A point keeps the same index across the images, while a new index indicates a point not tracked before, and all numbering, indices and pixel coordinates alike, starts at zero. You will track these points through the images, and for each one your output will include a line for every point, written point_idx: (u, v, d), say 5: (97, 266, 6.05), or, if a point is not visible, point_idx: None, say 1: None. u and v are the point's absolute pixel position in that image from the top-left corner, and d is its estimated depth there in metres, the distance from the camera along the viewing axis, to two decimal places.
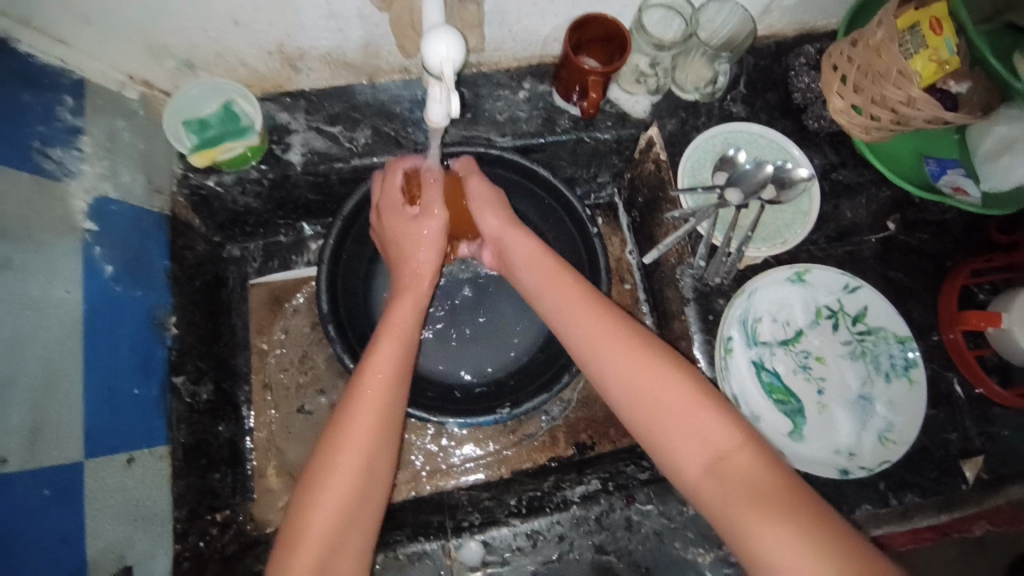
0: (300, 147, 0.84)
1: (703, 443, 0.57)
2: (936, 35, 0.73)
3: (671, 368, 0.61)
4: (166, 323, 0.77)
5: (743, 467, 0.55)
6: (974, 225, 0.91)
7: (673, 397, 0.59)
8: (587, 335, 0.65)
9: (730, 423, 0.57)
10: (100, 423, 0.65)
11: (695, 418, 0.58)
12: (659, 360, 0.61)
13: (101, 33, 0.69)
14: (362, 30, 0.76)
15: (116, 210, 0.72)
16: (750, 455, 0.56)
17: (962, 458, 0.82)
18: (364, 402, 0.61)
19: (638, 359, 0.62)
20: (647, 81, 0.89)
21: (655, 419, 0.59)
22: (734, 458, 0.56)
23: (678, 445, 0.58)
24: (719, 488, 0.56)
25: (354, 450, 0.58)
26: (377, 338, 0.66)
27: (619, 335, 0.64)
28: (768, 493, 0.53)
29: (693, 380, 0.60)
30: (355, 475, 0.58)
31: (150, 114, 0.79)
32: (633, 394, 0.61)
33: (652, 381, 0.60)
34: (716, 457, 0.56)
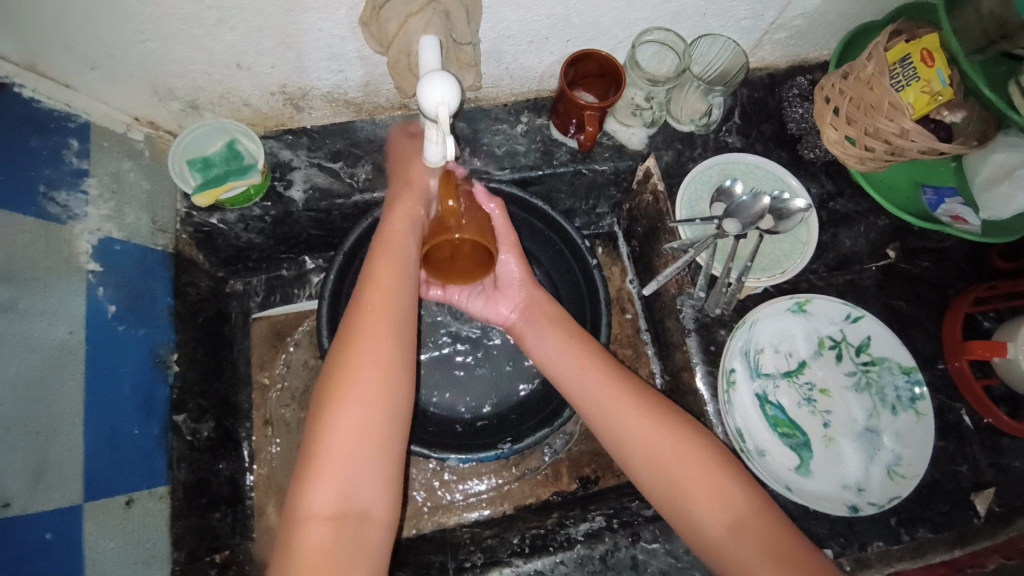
0: (302, 184, 0.85)
1: (707, 498, 0.58)
2: (927, 67, 0.74)
3: (672, 422, 0.63)
4: (168, 362, 0.77)
5: (748, 522, 0.57)
6: (974, 253, 0.91)
7: (673, 450, 0.60)
8: (588, 393, 0.67)
9: (733, 479, 0.59)
10: (100, 465, 0.65)
11: (697, 472, 0.59)
12: (658, 415, 0.63)
13: (108, 76, 0.70)
14: (363, 70, 0.78)
15: (119, 249, 0.72)
16: (751, 511, 0.57)
17: (974, 491, 0.80)
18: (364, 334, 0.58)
19: (640, 414, 0.63)
20: (642, 114, 0.90)
21: (658, 473, 0.60)
22: (752, 517, 0.57)
23: (697, 502, 0.58)
24: (725, 543, 0.56)
25: (370, 367, 0.56)
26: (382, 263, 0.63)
27: (627, 388, 0.66)
28: (770, 546, 0.55)
29: (690, 433, 0.62)
30: (370, 392, 0.56)
31: (155, 155, 0.81)
32: (634, 447, 0.62)
33: (653, 437, 0.62)
34: (728, 514, 0.57)
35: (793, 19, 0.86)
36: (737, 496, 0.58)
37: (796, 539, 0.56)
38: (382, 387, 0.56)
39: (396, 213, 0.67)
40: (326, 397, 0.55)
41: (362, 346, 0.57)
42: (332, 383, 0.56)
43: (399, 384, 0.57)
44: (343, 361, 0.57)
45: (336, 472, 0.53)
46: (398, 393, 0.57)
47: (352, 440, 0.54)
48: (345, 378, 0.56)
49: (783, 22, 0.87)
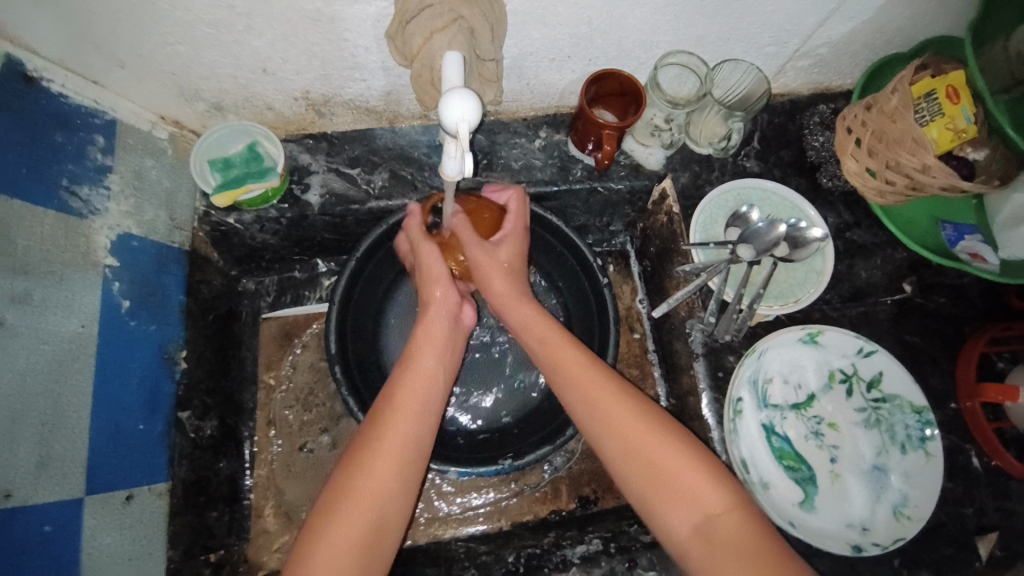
0: (318, 188, 0.86)
1: (675, 498, 0.57)
2: (952, 104, 0.74)
3: (642, 417, 0.62)
4: (176, 358, 0.78)
5: (719, 521, 0.55)
6: (991, 291, 0.89)
7: (642, 443, 0.60)
8: (569, 386, 0.66)
9: (701, 476, 0.57)
10: (102, 459, 0.66)
11: (664, 469, 0.58)
12: (629, 410, 0.62)
13: (135, 76, 0.72)
14: (385, 80, 0.78)
15: (137, 246, 0.74)
16: (721, 509, 0.56)
17: (977, 534, 0.78)
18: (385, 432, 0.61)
19: (613, 407, 0.62)
20: (661, 134, 0.89)
21: (630, 469, 0.60)
22: (723, 518, 0.55)
23: (665, 504, 0.57)
24: (692, 542, 0.56)
25: (396, 453, 0.60)
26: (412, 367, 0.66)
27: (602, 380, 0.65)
28: (736, 548, 0.53)
29: (662, 428, 0.61)
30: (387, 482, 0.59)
31: (177, 153, 0.82)
32: (609, 441, 0.61)
33: (624, 432, 0.61)
34: (694, 515, 0.56)
35: (817, 47, 0.86)
36: (706, 497, 0.56)
37: (766, 536, 0.54)
38: (399, 467, 0.59)
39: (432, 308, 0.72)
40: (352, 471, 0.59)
41: (393, 430, 0.61)
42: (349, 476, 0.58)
43: (414, 470, 0.61)
44: (371, 440, 0.60)
45: (343, 544, 0.55)
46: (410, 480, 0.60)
47: (363, 518, 0.56)
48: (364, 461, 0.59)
49: (808, 50, 0.87)
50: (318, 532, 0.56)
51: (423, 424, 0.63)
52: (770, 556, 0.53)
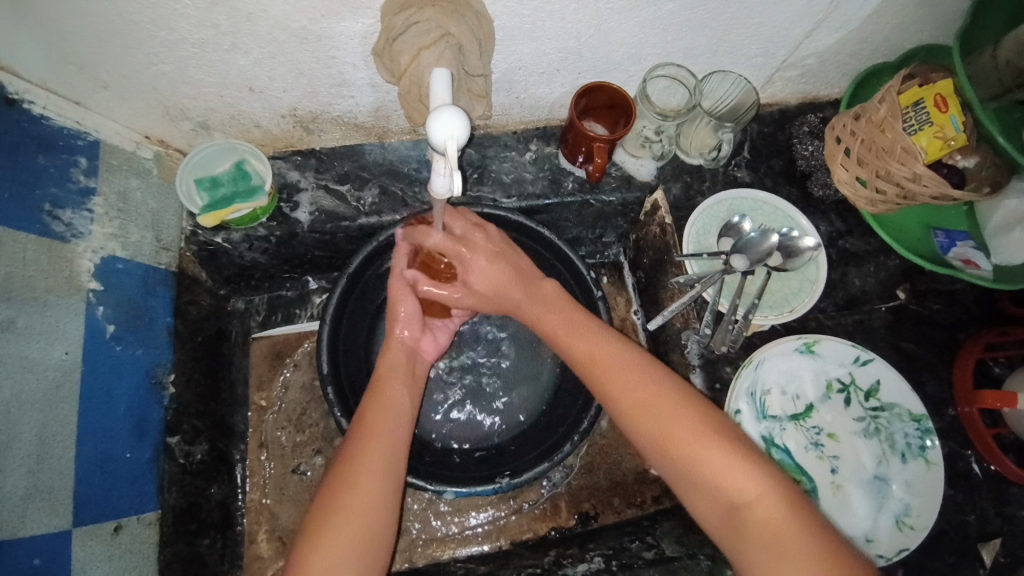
0: (308, 206, 0.85)
1: (706, 485, 0.57)
2: (941, 112, 0.74)
3: (677, 402, 0.61)
4: (164, 383, 0.76)
5: (749, 499, 0.55)
6: (985, 295, 0.89)
7: (674, 431, 0.59)
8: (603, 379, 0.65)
9: (734, 460, 0.57)
10: (89, 489, 0.64)
11: (698, 455, 0.58)
12: (663, 396, 0.61)
13: (119, 96, 0.71)
14: (374, 96, 0.78)
15: (121, 268, 0.72)
16: (756, 493, 0.55)
17: (981, 542, 0.78)
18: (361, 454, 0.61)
19: (645, 395, 0.62)
20: (652, 146, 0.90)
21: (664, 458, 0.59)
22: (751, 499, 0.55)
23: (694, 489, 0.58)
24: (726, 528, 0.56)
25: (374, 469, 0.60)
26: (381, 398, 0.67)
27: (631, 368, 0.65)
28: (770, 534, 0.53)
29: (698, 413, 0.60)
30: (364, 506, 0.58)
31: (163, 173, 0.81)
32: (643, 430, 0.61)
33: (658, 419, 0.60)
34: (722, 498, 0.56)
35: (804, 58, 0.87)
36: (740, 482, 0.55)
37: (804, 519, 0.53)
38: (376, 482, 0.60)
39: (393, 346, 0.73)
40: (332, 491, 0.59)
41: (370, 449, 0.61)
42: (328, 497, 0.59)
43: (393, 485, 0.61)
44: (349, 460, 0.61)
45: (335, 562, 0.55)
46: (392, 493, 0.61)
47: (346, 535, 0.56)
48: (343, 486, 0.59)
49: (795, 60, 0.87)
50: (309, 547, 0.56)
51: (395, 450, 0.63)
52: (805, 533, 0.52)
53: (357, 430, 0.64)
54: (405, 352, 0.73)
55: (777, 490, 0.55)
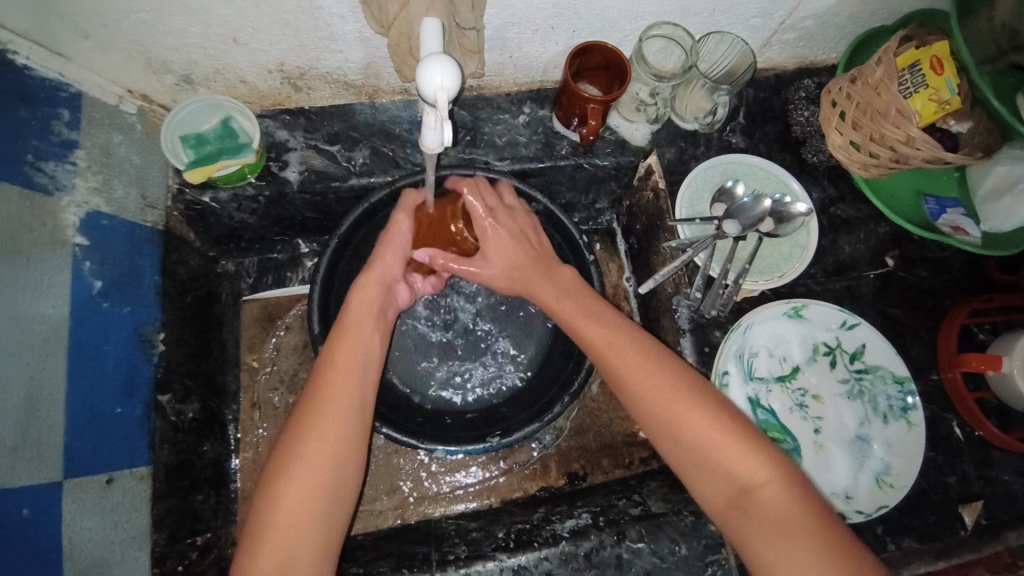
0: (297, 165, 0.84)
1: (720, 472, 0.59)
2: (937, 75, 0.73)
3: (698, 396, 0.62)
4: (153, 341, 0.76)
5: (760, 493, 0.57)
6: (973, 264, 0.90)
7: (694, 425, 0.60)
8: (613, 365, 0.66)
9: (751, 454, 0.59)
10: (81, 443, 0.64)
11: (718, 446, 0.59)
12: (687, 388, 0.63)
13: (101, 47, 0.69)
14: (363, 51, 0.76)
15: (107, 225, 0.71)
16: (768, 484, 0.57)
17: (961, 503, 0.80)
18: (317, 408, 0.60)
19: (660, 383, 0.63)
20: (647, 109, 0.88)
21: (681, 445, 0.61)
22: (763, 491, 0.57)
23: (707, 479, 0.60)
24: (735, 513, 0.58)
25: (344, 416, 0.61)
26: (343, 346, 0.65)
27: (639, 354, 0.65)
28: (779, 521, 0.56)
29: (718, 409, 0.61)
30: (318, 465, 0.58)
31: (147, 129, 0.79)
32: (661, 420, 0.62)
33: (681, 410, 0.61)
34: (734, 490, 0.58)
35: (803, 20, 0.85)
36: (753, 470, 0.58)
37: (813, 509, 0.56)
38: (330, 445, 0.59)
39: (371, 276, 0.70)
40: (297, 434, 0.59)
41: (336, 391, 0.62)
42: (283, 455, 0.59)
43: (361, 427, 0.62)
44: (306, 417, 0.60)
45: (292, 519, 0.56)
46: (356, 443, 0.61)
47: (306, 495, 0.57)
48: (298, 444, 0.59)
49: (793, 22, 0.86)
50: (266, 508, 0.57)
51: (358, 404, 0.62)
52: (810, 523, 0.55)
53: (320, 372, 0.63)
54: (382, 283, 0.70)
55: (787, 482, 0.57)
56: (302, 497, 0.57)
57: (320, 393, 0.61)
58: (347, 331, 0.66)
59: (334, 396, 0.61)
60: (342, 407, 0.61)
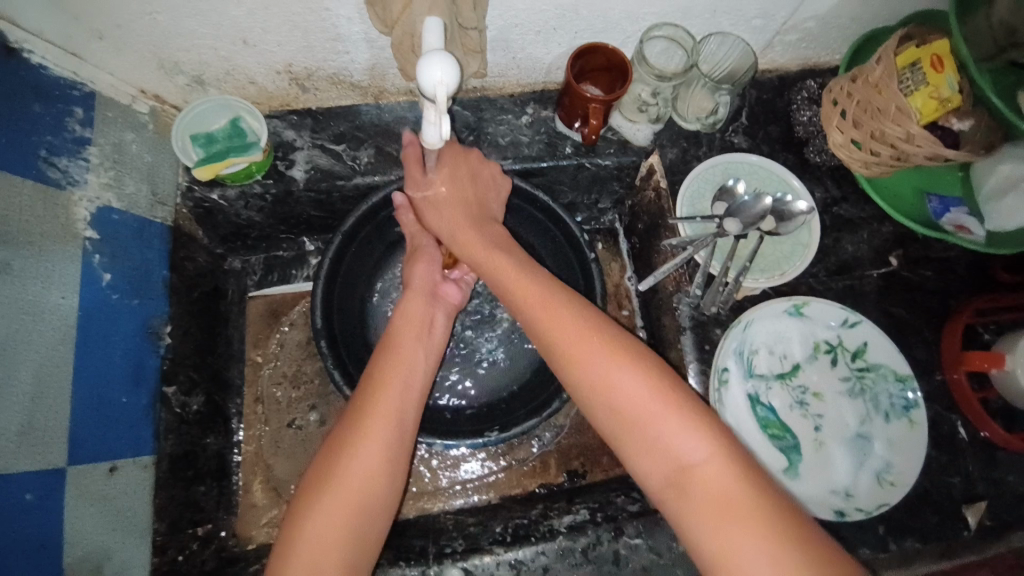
0: (303, 164, 0.85)
1: (652, 446, 0.56)
2: (937, 73, 0.74)
3: (633, 364, 0.59)
4: (161, 333, 0.78)
5: (697, 468, 0.54)
6: (979, 264, 0.90)
7: (627, 394, 0.57)
8: (546, 333, 0.63)
9: (685, 422, 0.55)
10: (86, 430, 0.66)
11: (645, 417, 0.56)
12: (620, 355, 0.59)
13: (116, 47, 0.71)
14: (369, 52, 0.78)
15: (117, 219, 0.73)
16: (702, 458, 0.54)
17: (965, 504, 0.79)
18: (367, 415, 0.60)
19: (592, 351, 0.60)
20: (649, 110, 0.89)
21: (613, 416, 0.58)
22: (697, 466, 0.54)
23: (641, 453, 0.56)
24: (668, 489, 0.55)
25: (383, 433, 0.60)
26: (394, 357, 0.66)
27: (571, 320, 0.62)
28: (713, 499, 0.52)
29: (653, 375, 0.58)
30: (371, 469, 0.58)
31: (159, 128, 0.81)
32: (594, 388, 0.59)
33: (611, 380, 0.58)
34: (667, 464, 0.55)
35: (804, 21, 0.86)
36: (689, 443, 0.55)
37: (753, 488, 0.52)
38: (385, 452, 0.59)
39: (414, 292, 0.73)
40: (339, 446, 0.59)
41: (382, 403, 0.61)
42: (329, 460, 0.58)
43: (406, 437, 0.62)
44: (355, 424, 0.60)
45: (336, 521, 0.55)
46: (405, 449, 0.61)
47: (351, 501, 0.56)
48: (348, 449, 0.58)
49: (794, 24, 0.86)
50: (308, 512, 0.56)
51: (409, 415, 0.63)
52: (751, 504, 0.51)
53: (367, 386, 0.63)
54: (424, 292, 0.74)
55: (724, 457, 0.54)
56: (348, 502, 0.56)
57: (372, 401, 0.61)
58: (396, 348, 0.67)
59: (387, 401, 0.62)
60: (396, 414, 0.61)
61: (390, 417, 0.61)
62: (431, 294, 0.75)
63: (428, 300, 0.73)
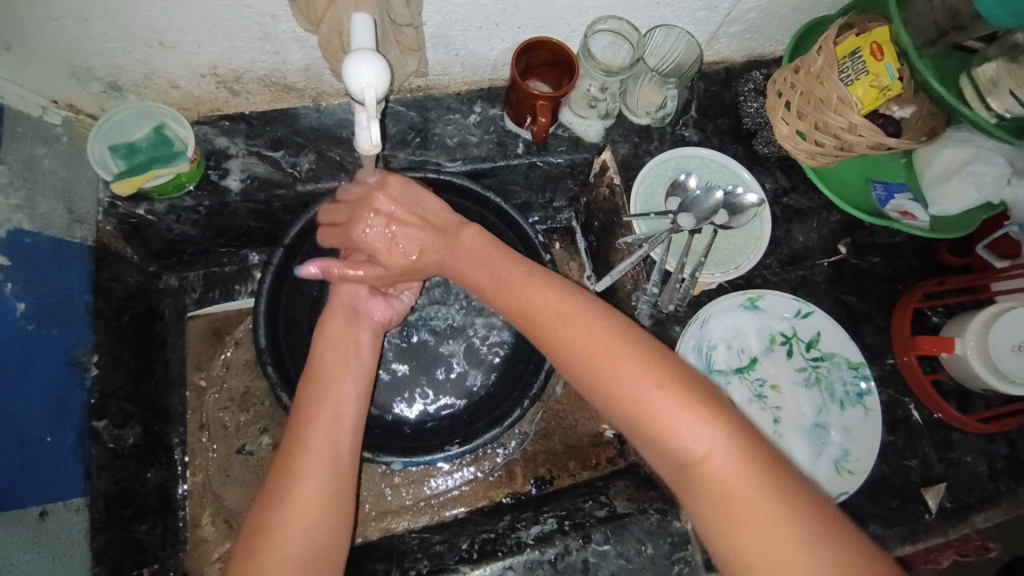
0: (239, 173, 0.80)
1: (663, 438, 0.51)
2: (876, 61, 0.73)
3: (628, 347, 0.54)
4: (86, 364, 0.72)
5: (708, 462, 0.49)
6: (925, 248, 0.92)
7: (627, 382, 0.53)
8: (536, 320, 0.59)
9: (689, 413, 0.51)
10: (6, 475, 0.60)
11: (654, 407, 0.51)
12: (614, 340, 0.55)
13: (22, 59, 0.65)
14: (301, 53, 0.74)
15: (30, 243, 0.67)
16: (715, 451, 0.49)
17: (923, 487, 0.81)
18: (300, 460, 0.56)
19: (583, 335, 0.56)
20: (598, 105, 0.88)
21: (613, 404, 0.53)
22: (708, 460, 0.49)
23: (649, 444, 0.52)
24: (682, 482, 0.51)
25: (319, 480, 0.56)
26: (323, 389, 0.61)
27: (559, 304, 0.58)
28: (733, 493, 0.48)
29: (658, 366, 0.53)
30: (310, 520, 0.54)
31: (74, 140, 0.75)
32: (587, 377, 0.55)
33: (611, 374, 0.53)
34: (676, 457, 0.51)
35: (747, 12, 0.86)
36: (696, 434, 0.50)
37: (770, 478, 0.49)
38: (325, 497, 0.56)
39: (333, 313, 0.69)
40: (273, 499, 0.55)
41: (311, 444, 0.57)
42: (263, 517, 0.54)
43: (345, 478, 0.58)
44: (286, 473, 0.56)
45: None
46: (346, 485, 0.57)
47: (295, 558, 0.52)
48: (285, 501, 0.54)
49: (738, 15, 0.86)
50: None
51: (345, 452, 0.59)
52: (771, 500, 0.47)
53: (295, 428, 0.59)
54: (346, 309, 0.70)
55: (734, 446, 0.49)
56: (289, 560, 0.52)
57: (303, 445, 0.57)
58: (323, 378, 0.62)
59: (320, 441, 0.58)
60: (331, 453, 0.58)
61: (327, 457, 0.57)
62: (352, 311, 0.71)
63: (351, 318, 0.70)
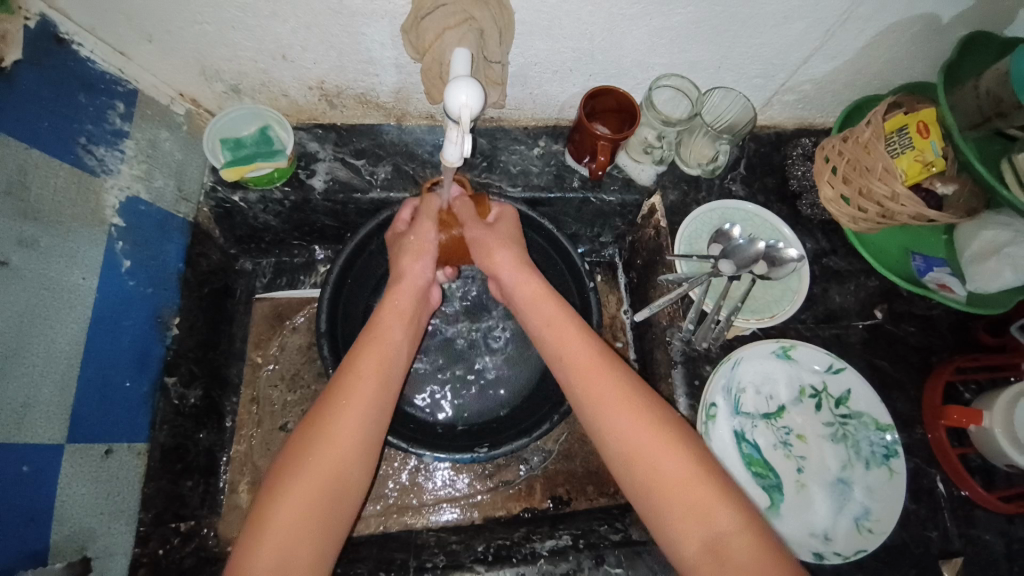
0: (323, 175, 0.90)
1: (692, 510, 0.57)
2: (922, 138, 0.79)
3: (670, 425, 0.61)
4: (169, 324, 0.80)
5: (730, 543, 0.55)
6: (960, 324, 0.94)
7: (665, 460, 0.59)
8: (588, 388, 0.65)
9: (722, 496, 0.57)
10: (89, 411, 0.67)
11: (689, 484, 0.58)
12: (660, 420, 0.61)
13: (161, 50, 0.76)
14: (397, 77, 0.83)
15: (143, 210, 0.77)
16: (740, 533, 0.55)
17: (943, 559, 0.80)
18: (332, 425, 0.60)
19: (630, 408, 0.62)
20: (653, 152, 0.94)
21: (653, 476, 0.58)
22: (734, 540, 0.55)
23: (679, 521, 0.57)
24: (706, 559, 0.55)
25: (345, 440, 0.59)
26: (365, 362, 0.65)
27: (610, 378, 0.64)
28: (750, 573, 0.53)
29: (697, 451, 0.59)
30: (330, 481, 0.57)
31: (192, 130, 0.86)
32: (630, 450, 0.60)
33: (655, 448, 0.59)
34: (706, 535, 0.56)
35: (801, 84, 0.92)
36: (726, 517, 0.56)
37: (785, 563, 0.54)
38: (338, 472, 0.58)
39: (402, 290, 0.73)
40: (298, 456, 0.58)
41: (347, 402, 0.61)
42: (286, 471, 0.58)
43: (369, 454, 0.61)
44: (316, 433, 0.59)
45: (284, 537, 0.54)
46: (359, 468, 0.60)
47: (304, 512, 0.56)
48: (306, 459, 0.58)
49: (792, 85, 0.93)
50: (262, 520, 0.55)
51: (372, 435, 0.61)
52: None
53: (335, 393, 0.62)
54: (415, 289, 0.74)
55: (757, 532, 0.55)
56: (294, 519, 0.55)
57: (335, 413, 0.61)
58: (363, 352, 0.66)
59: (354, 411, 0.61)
60: (357, 426, 0.60)
61: (355, 427, 0.60)
62: (421, 295, 0.75)
63: (415, 300, 0.74)
